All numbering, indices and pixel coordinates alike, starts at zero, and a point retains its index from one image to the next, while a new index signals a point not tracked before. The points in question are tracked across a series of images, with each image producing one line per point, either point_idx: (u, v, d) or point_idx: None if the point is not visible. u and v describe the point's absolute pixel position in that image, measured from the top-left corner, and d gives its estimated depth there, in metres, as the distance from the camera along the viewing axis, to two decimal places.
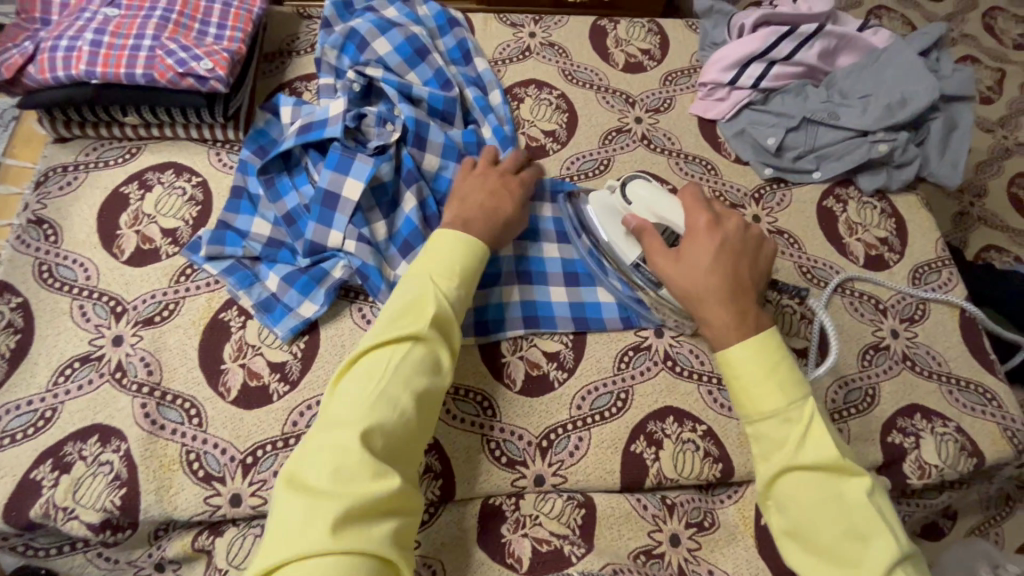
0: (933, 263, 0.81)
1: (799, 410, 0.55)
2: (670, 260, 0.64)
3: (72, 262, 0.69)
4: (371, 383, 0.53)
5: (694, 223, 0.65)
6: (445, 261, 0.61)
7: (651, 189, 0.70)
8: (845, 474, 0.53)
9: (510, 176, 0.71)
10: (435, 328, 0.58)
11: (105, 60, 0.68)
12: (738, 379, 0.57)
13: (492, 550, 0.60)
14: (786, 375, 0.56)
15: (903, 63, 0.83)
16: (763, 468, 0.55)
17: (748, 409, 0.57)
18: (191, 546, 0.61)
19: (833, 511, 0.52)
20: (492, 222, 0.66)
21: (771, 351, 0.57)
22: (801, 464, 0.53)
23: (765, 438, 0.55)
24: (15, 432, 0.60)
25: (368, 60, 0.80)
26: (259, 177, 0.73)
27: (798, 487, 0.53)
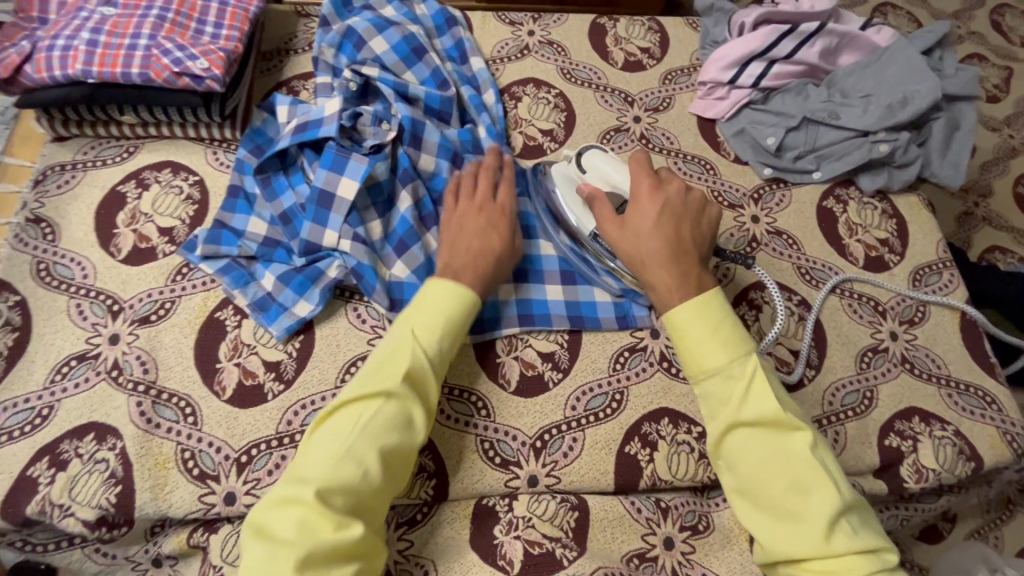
0: (934, 265, 0.80)
1: (742, 366, 0.56)
2: (614, 224, 0.65)
3: (69, 261, 0.69)
4: (340, 438, 0.53)
5: (639, 187, 0.65)
6: (430, 313, 0.61)
7: (604, 156, 0.71)
8: (788, 430, 0.54)
9: (493, 206, 0.69)
10: (411, 386, 0.57)
11: (101, 59, 0.68)
12: (683, 338, 0.59)
13: (484, 551, 0.60)
14: (726, 331, 0.58)
15: (906, 61, 0.82)
16: (711, 428, 0.56)
17: (692, 368, 0.58)
18: (186, 543, 0.61)
19: (776, 466, 0.53)
20: (480, 261, 0.65)
21: (710, 308, 0.59)
22: (745, 421, 0.54)
23: (712, 396, 0.57)
24: (11, 430, 0.61)
25: (365, 59, 0.80)
26: (256, 177, 0.73)
27: (745, 442, 0.54)
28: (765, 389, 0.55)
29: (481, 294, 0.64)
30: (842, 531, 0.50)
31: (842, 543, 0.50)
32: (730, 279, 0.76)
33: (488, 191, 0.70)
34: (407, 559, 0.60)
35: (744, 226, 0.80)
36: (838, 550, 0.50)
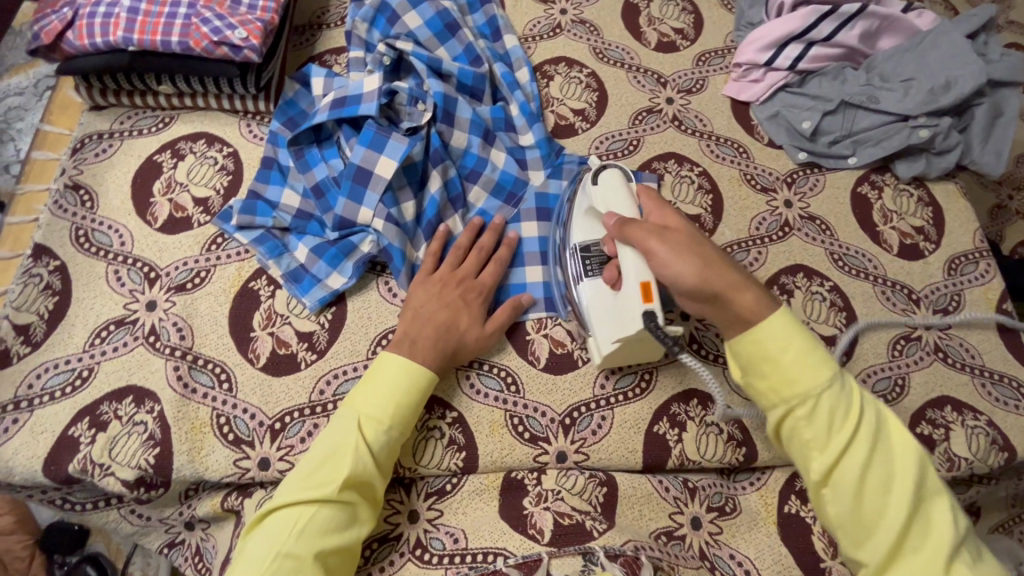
0: (971, 254, 0.79)
1: (843, 385, 0.53)
2: (657, 232, 0.57)
3: (107, 228, 0.70)
4: (276, 544, 0.51)
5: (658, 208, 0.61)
6: (376, 401, 0.58)
7: (620, 184, 0.64)
8: (901, 455, 0.51)
9: (470, 280, 0.67)
10: (354, 483, 0.55)
11: (142, 27, 0.68)
12: (772, 358, 0.53)
13: (514, 520, 0.60)
14: (822, 349, 0.54)
15: (950, 46, 0.80)
16: (820, 459, 0.52)
17: (793, 390, 0.52)
18: (220, 506, 0.62)
19: (890, 492, 0.50)
20: (444, 338, 0.63)
21: (798, 326, 0.54)
22: (860, 448, 0.51)
23: (820, 422, 0.52)
24: (53, 390, 0.62)
25: (399, 34, 0.79)
26: (290, 149, 0.73)
27: (857, 471, 0.51)
28: (870, 411, 0.53)
29: (437, 371, 0.62)
30: (964, 563, 0.48)
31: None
32: (761, 263, 0.76)
33: (468, 265, 0.68)
34: (436, 528, 0.60)
35: (777, 211, 0.79)
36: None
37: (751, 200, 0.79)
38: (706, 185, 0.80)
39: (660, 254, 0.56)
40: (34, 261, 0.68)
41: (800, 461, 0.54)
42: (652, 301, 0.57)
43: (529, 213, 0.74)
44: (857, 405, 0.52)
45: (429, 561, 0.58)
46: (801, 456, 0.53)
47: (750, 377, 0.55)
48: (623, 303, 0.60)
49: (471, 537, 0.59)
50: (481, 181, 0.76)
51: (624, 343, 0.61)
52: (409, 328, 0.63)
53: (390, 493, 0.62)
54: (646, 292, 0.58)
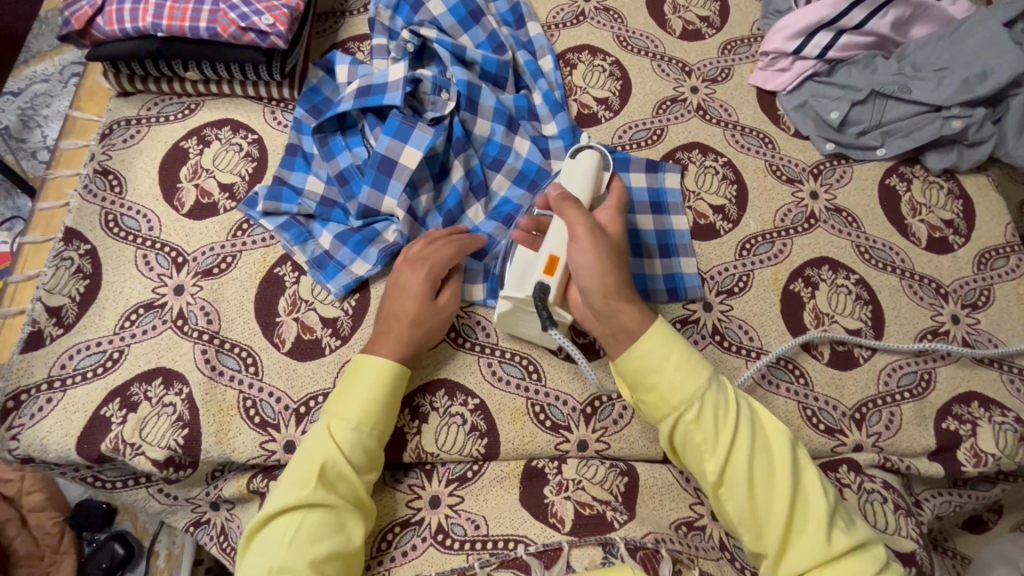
0: (1002, 248, 0.77)
1: (720, 388, 0.55)
2: (584, 227, 0.57)
3: (135, 212, 0.71)
4: (270, 559, 0.51)
5: (612, 209, 0.61)
6: (349, 403, 0.58)
7: (592, 167, 0.64)
8: (774, 444, 0.54)
9: (416, 261, 0.65)
10: (333, 485, 0.55)
11: (170, 13, 0.69)
12: (657, 369, 0.55)
13: (535, 509, 0.60)
14: (697, 355, 0.56)
15: (987, 34, 0.77)
16: (712, 461, 0.53)
17: (678, 394, 0.54)
18: (246, 487, 0.63)
19: (773, 481, 0.52)
20: (396, 326, 0.62)
21: (674, 336, 0.57)
22: (743, 446, 0.53)
23: (708, 423, 0.53)
24: (85, 371, 0.63)
25: (422, 20, 0.78)
26: (314, 136, 0.73)
27: (741, 466, 0.52)
28: (745, 409, 0.55)
29: (403, 361, 0.61)
30: (840, 531, 0.51)
31: (844, 542, 0.50)
32: (786, 254, 0.75)
33: (416, 246, 0.66)
34: (457, 513, 0.61)
35: (802, 202, 0.78)
36: (842, 553, 0.49)
37: (776, 190, 0.78)
38: (731, 175, 0.79)
39: (580, 242, 0.57)
40: (64, 244, 0.69)
41: (696, 466, 0.54)
42: (552, 275, 0.58)
43: None
44: (735, 405, 0.54)
45: (450, 546, 0.58)
46: (696, 461, 0.54)
47: (639, 390, 0.56)
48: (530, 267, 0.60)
49: (492, 524, 0.59)
50: (504, 169, 0.76)
51: (512, 304, 0.61)
52: (376, 326, 0.64)
53: (411, 478, 0.63)
54: (550, 265, 0.58)
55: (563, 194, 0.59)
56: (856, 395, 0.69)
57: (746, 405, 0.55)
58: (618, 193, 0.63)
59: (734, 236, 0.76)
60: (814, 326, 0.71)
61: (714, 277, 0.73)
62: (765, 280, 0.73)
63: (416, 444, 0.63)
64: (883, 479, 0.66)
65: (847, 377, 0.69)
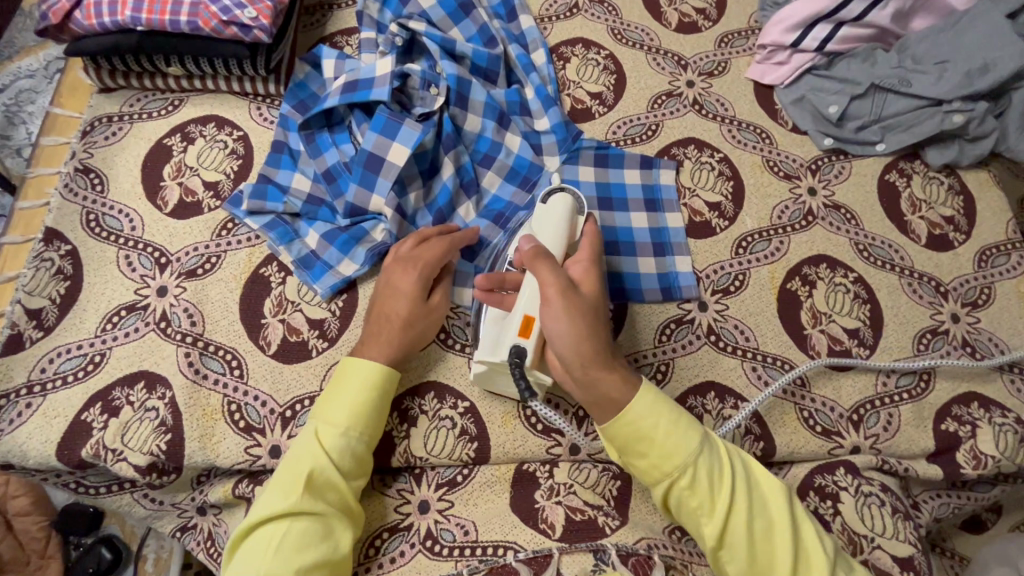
0: (1003, 245, 0.76)
1: (713, 450, 0.53)
2: (558, 288, 0.54)
3: (118, 212, 0.69)
4: (254, 568, 0.49)
5: (586, 262, 0.58)
6: (337, 407, 0.57)
7: (565, 215, 0.61)
8: (772, 502, 0.52)
9: (408, 259, 0.63)
10: (321, 492, 0.53)
11: (150, 6, 0.67)
12: (647, 436, 0.53)
13: (525, 514, 0.59)
14: (688, 415, 0.54)
15: (989, 25, 0.76)
16: (710, 526, 0.51)
17: (671, 461, 0.52)
18: (232, 493, 0.62)
19: (773, 543, 0.51)
20: (387, 327, 0.61)
21: (663, 396, 0.54)
22: (740, 511, 0.51)
23: (703, 490, 0.51)
24: (66, 375, 0.62)
25: (411, 13, 0.77)
26: (301, 133, 0.72)
27: (740, 531, 0.51)
28: (739, 468, 0.53)
29: (394, 363, 0.60)
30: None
31: None
32: (783, 252, 0.73)
33: (407, 242, 0.65)
34: (446, 519, 0.60)
35: (800, 199, 0.76)
36: None
37: (773, 187, 0.77)
38: (727, 172, 0.77)
39: (553, 307, 0.54)
40: (44, 245, 0.67)
41: (694, 529, 0.53)
42: (528, 337, 0.55)
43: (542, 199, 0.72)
44: (729, 468, 0.52)
45: (439, 553, 0.57)
46: (693, 524, 0.52)
47: (631, 456, 0.54)
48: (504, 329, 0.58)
49: (481, 530, 0.58)
50: (494, 166, 0.74)
51: (488, 366, 0.59)
52: (366, 326, 0.62)
53: (400, 483, 0.62)
54: (524, 327, 0.55)
55: (537, 248, 0.56)
56: (854, 396, 0.67)
57: (741, 465, 0.53)
58: (591, 245, 0.60)
59: (730, 234, 0.74)
60: (812, 325, 0.70)
61: (710, 276, 0.72)
62: (761, 279, 0.72)
63: (405, 448, 0.62)
64: (880, 482, 0.64)
65: (844, 377, 0.68)
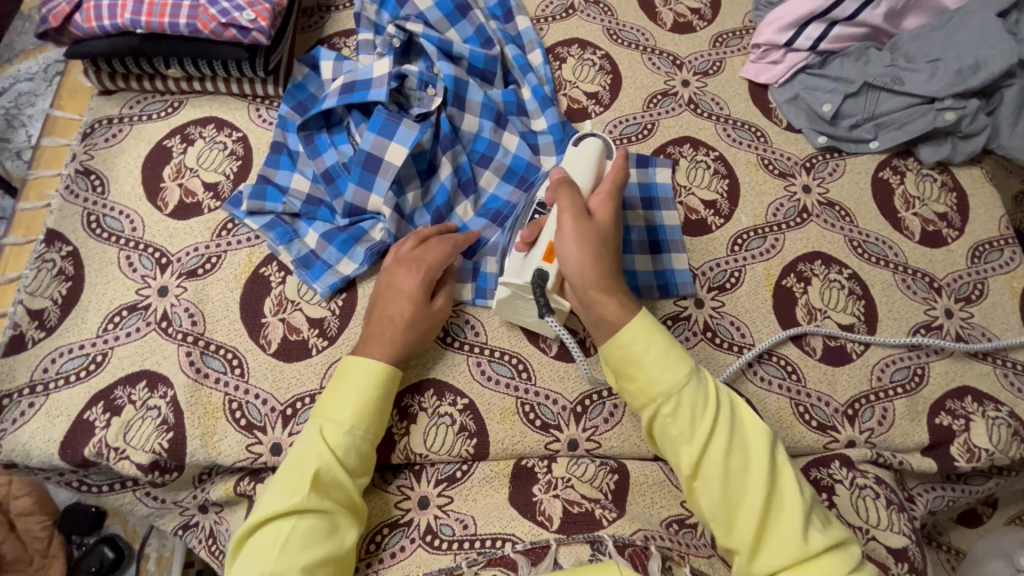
0: (996, 241, 0.76)
1: (700, 381, 0.54)
2: (572, 212, 0.57)
3: (118, 213, 0.70)
4: (261, 565, 0.50)
5: (605, 194, 0.59)
6: (340, 405, 0.57)
7: (594, 157, 0.63)
8: (752, 438, 0.53)
9: (411, 261, 0.64)
10: (326, 490, 0.54)
11: (149, 9, 0.68)
12: (636, 361, 0.55)
13: (523, 507, 0.60)
14: (679, 349, 0.56)
15: (980, 24, 0.76)
16: (687, 452, 0.53)
17: (655, 387, 0.54)
18: (233, 491, 0.62)
19: (748, 477, 0.52)
20: (389, 329, 0.61)
21: (659, 327, 0.56)
22: (720, 440, 0.52)
23: (684, 416, 0.53)
24: (68, 375, 0.63)
25: (408, 15, 0.77)
26: (299, 134, 0.72)
27: (715, 460, 0.52)
28: (725, 404, 0.54)
29: (397, 365, 0.61)
30: (815, 529, 0.50)
31: (819, 541, 0.49)
32: (777, 250, 0.74)
33: (409, 245, 0.65)
34: (446, 514, 0.60)
35: (794, 196, 0.77)
36: (817, 552, 0.49)
37: (768, 185, 0.78)
38: (722, 170, 0.78)
39: (566, 229, 0.57)
40: (46, 246, 0.68)
41: (673, 457, 0.54)
42: (551, 262, 0.58)
43: None
44: (714, 399, 0.54)
45: (438, 547, 0.57)
46: (672, 452, 0.54)
47: (621, 379, 0.56)
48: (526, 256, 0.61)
49: (480, 523, 0.59)
50: (492, 166, 0.74)
51: (511, 292, 0.60)
52: (367, 328, 0.62)
53: (400, 480, 0.63)
54: (549, 253, 0.59)
55: (562, 177, 0.60)
56: (849, 390, 0.68)
57: (727, 402, 0.55)
58: (617, 178, 0.60)
59: (725, 231, 0.75)
60: (807, 321, 0.71)
61: (705, 273, 0.72)
62: (756, 275, 0.73)
63: (404, 445, 0.63)
64: (875, 475, 0.65)
65: (839, 372, 0.69)
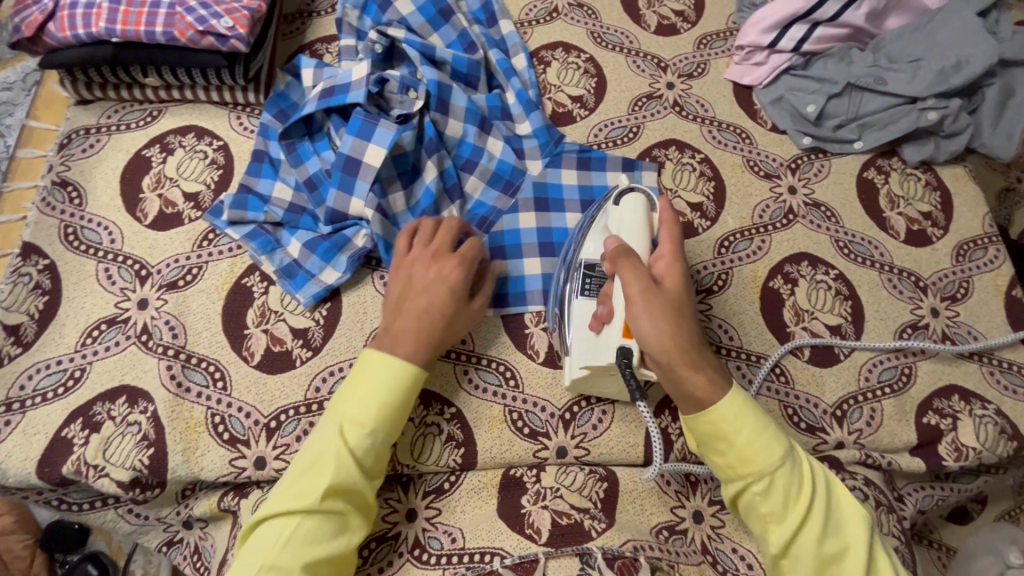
0: (979, 240, 0.77)
1: (796, 460, 0.52)
2: (643, 283, 0.54)
3: (96, 225, 0.69)
4: (263, 558, 0.49)
5: (668, 256, 0.57)
6: (360, 404, 0.55)
7: (641, 213, 0.61)
8: (849, 521, 0.51)
9: (447, 258, 0.62)
10: (339, 491, 0.52)
11: (125, 17, 0.67)
12: (727, 437, 0.52)
13: (512, 519, 0.59)
14: (771, 424, 0.53)
15: (961, 23, 0.77)
16: (778, 533, 0.51)
17: (746, 467, 0.51)
18: (217, 506, 0.62)
19: (844, 565, 0.49)
20: (424, 326, 0.59)
21: (751, 403, 0.53)
22: (815, 524, 0.50)
23: (776, 497, 0.50)
24: (45, 391, 0.61)
25: (390, 20, 0.77)
26: (281, 141, 0.71)
27: (808, 546, 0.50)
28: (821, 484, 0.52)
29: (426, 362, 0.59)
30: None
31: None
32: (765, 251, 0.74)
33: (445, 241, 0.63)
34: (434, 526, 0.59)
35: (780, 198, 0.77)
36: None
37: (754, 187, 0.77)
38: (708, 172, 0.78)
39: (636, 305, 0.54)
40: (22, 259, 0.67)
41: (759, 533, 0.52)
42: (631, 338, 0.55)
43: (526, 203, 0.72)
44: (810, 481, 0.51)
45: (427, 561, 0.57)
46: (759, 529, 0.52)
47: (708, 451, 0.54)
48: (600, 334, 0.58)
49: (469, 537, 0.58)
50: (477, 171, 0.74)
51: (591, 371, 0.59)
52: (395, 318, 0.60)
53: (388, 493, 0.62)
54: (626, 329, 0.55)
55: (620, 247, 0.57)
56: (837, 391, 0.68)
57: (823, 481, 0.52)
58: (672, 235, 0.58)
59: (712, 234, 0.74)
60: (795, 323, 0.71)
61: (693, 276, 0.72)
62: (744, 277, 0.72)
63: (391, 456, 0.62)
64: (864, 476, 0.65)
65: (828, 373, 0.69)
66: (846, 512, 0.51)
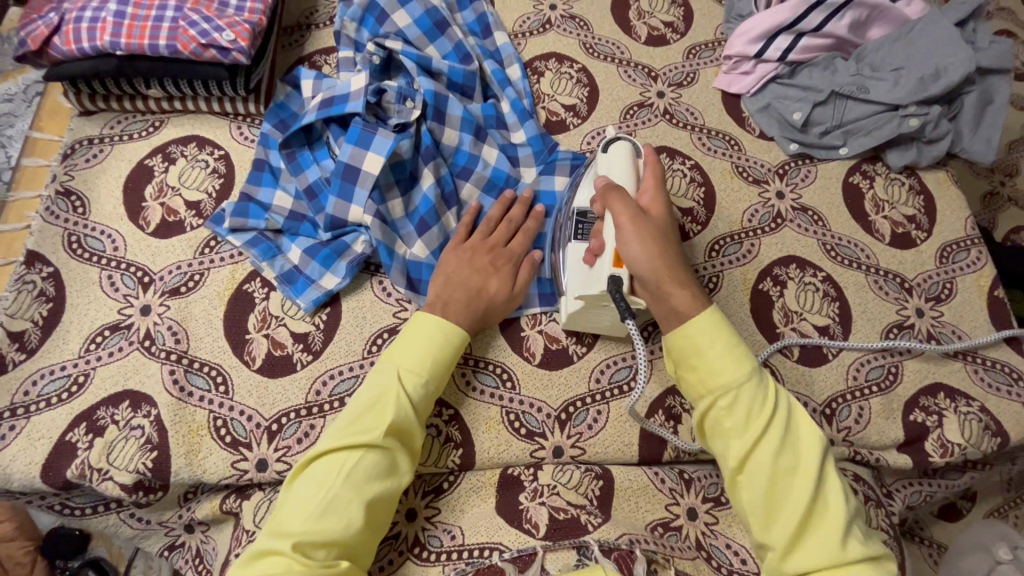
0: (962, 242, 0.79)
1: (761, 380, 0.53)
2: (629, 215, 0.57)
3: (100, 233, 0.70)
4: (322, 490, 0.52)
5: (652, 190, 0.60)
6: (416, 355, 0.59)
7: (626, 156, 0.63)
8: (804, 440, 0.52)
9: (500, 249, 0.68)
10: (395, 432, 0.56)
11: (129, 31, 0.69)
12: (700, 353, 0.54)
13: (510, 516, 0.60)
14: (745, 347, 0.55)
15: (939, 33, 0.80)
16: (737, 447, 0.52)
17: (709, 382, 0.54)
18: (220, 508, 0.63)
19: (795, 477, 0.50)
20: (475, 301, 0.65)
21: (727, 324, 0.55)
22: (772, 437, 0.51)
23: (740, 411, 0.52)
24: (49, 397, 0.62)
25: (388, 33, 0.79)
26: (281, 151, 0.73)
27: (764, 458, 0.51)
28: (783, 404, 0.53)
29: (469, 333, 0.64)
30: (856, 538, 0.49)
31: (857, 552, 0.48)
32: (753, 255, 0.76)
33: (499, 234, 0.70)
34: (434, 525, 0.60)
35: (768, 203, 0.79)
36: (854, 562, 0.47)
37: (743, 192, 0.80)
38: (699, 178, 0.80)
39: (626, 233, 0.56)
40: (26, 267, 0.68)
41: (720, 449, 0.53)
42: (622, 266, 0.57)
43: None
44: (774, 401, 0.52)
45: (427, 559, 0.58)
46: (720, 445, 0.53)
47: (681, 370, 0.56)
48: (593, 267, 0.60)
49: (468, 533, 0.59)
50: (473, 178, 0.76)
51: (585, 302, 0.61)
52: (441, 292, 0.65)
53: None
54: (618, 257, 0.57)
55: (608, 184, 0.60)
56: (826, 390, 0.70)
57: (787, 404, 0.53)
58: (656, 173, 0.62)
59: (703, 238, 0.76)
60: (783, 323, 0.72)
61: None
62: (734, 280, 0.74)
63: None
64: (854, 472, 0.67)
65: (816, 373, 0.70)
66: (804, 431, 0.52)
